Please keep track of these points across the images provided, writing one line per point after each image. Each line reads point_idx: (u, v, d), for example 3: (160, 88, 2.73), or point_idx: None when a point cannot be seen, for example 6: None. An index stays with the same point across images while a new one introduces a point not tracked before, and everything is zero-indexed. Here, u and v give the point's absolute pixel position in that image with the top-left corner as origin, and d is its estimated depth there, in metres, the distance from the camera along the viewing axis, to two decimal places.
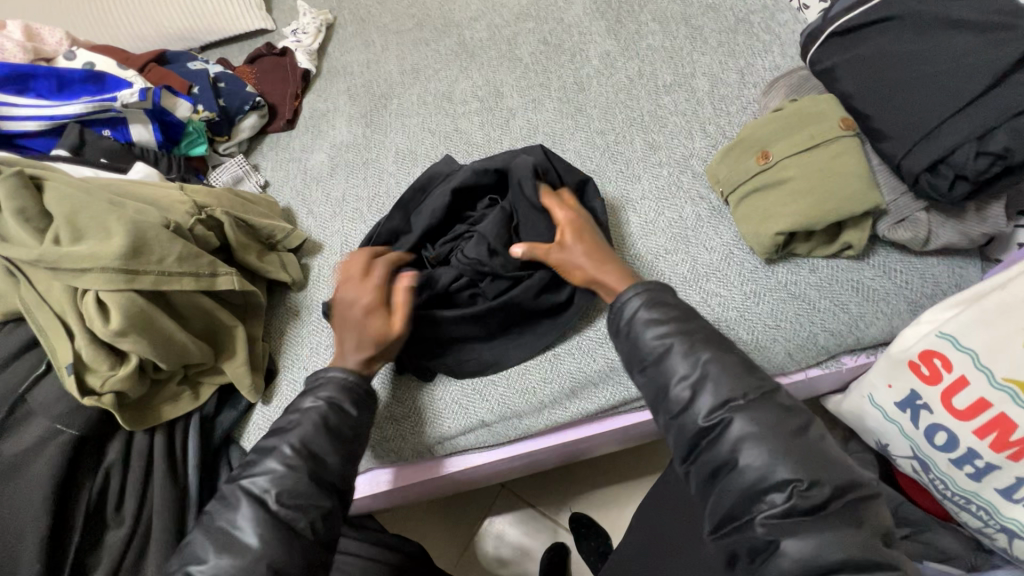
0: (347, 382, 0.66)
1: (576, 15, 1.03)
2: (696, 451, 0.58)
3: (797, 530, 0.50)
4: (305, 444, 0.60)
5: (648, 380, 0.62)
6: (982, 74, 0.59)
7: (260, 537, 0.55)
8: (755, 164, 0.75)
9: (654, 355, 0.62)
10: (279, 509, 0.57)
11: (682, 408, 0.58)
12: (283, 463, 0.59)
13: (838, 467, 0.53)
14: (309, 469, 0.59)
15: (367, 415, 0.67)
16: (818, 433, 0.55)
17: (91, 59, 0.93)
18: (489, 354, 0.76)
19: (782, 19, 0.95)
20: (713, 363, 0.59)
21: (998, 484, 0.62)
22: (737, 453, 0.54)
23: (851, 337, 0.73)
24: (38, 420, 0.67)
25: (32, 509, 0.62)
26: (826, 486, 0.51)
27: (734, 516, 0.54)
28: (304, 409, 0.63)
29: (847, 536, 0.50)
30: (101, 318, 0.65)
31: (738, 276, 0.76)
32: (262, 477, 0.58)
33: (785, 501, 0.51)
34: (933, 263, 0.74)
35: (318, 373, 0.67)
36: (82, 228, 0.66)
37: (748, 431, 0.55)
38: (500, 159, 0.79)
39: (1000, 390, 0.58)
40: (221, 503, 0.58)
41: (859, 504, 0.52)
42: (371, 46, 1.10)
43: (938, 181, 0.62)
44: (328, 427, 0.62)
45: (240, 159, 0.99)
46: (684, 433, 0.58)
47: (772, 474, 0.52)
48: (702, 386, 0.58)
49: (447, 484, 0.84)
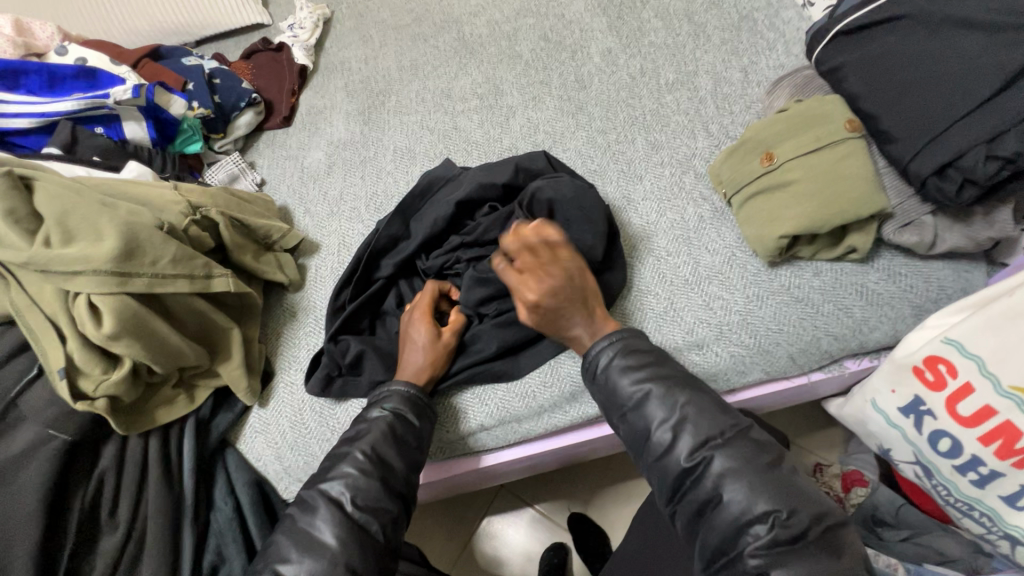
0: (409, 395, 0.67)
1: (577, 11, 1.01)
2: (679, 491, 0.59)
3: (784, 561, 0.52)
4: (374, 450, 0.63)
5: (630, 428, 0.63)
6: (993, 77, 0.57)
7: (338, 537, 0.58)
8: (759, 166, 0.74)
9: (633, 401, 0.62)
10: (355, 512, 0.60)
11: (663, 452, 0.59)
12: (356, 467, 0.62)
13: (814, 499, 0.55)
14: (380, 475, 0.62)
15: (429, 426, 0.68)
16: (791, 467, 0.57)
17: (83, 55, 0.91)
18: (498, 362, 0.75)
19: (786, 17, 0.93)
20: (690, 406, 0.60)
21: (1001, 492, 0.61)
22: (720, 489, 0.56)
23: (854, 341, 0.72)
24: (30, 425, 0.66)
25: (23, 517, 0.61)
26: (802, 516, 0.53)
27: (723, 551, 0.54)
28: (371, 419, 0.66)
29: (830, 566, 0.51)
30: (93, 322, 0.63)
31: (742, 280, 0.75)
32: (338, 482, 0.61)
33: (768, 532, 0.53)
34: (937, 267, 0.73)
35: (383, 386, 0.68)
36: (73, 230, 0.65)
37: (728, 467, 0.56)
38: (507, 172, 0.78)
39: (1006, 398, 0.57)
40: (301, 506, 0.61)
41: (837, 531, 0.54)
42: (369, 42, 1.09)
43: (945, 184, 0.61)
44: (396, 436, 0.64)
45: (236, 157, 0.98)
46: (667, 475, 0.59)
47: (755, 506, 0.54)
48: (681, 428, 0.59)
49: (451, 485, 0.84)
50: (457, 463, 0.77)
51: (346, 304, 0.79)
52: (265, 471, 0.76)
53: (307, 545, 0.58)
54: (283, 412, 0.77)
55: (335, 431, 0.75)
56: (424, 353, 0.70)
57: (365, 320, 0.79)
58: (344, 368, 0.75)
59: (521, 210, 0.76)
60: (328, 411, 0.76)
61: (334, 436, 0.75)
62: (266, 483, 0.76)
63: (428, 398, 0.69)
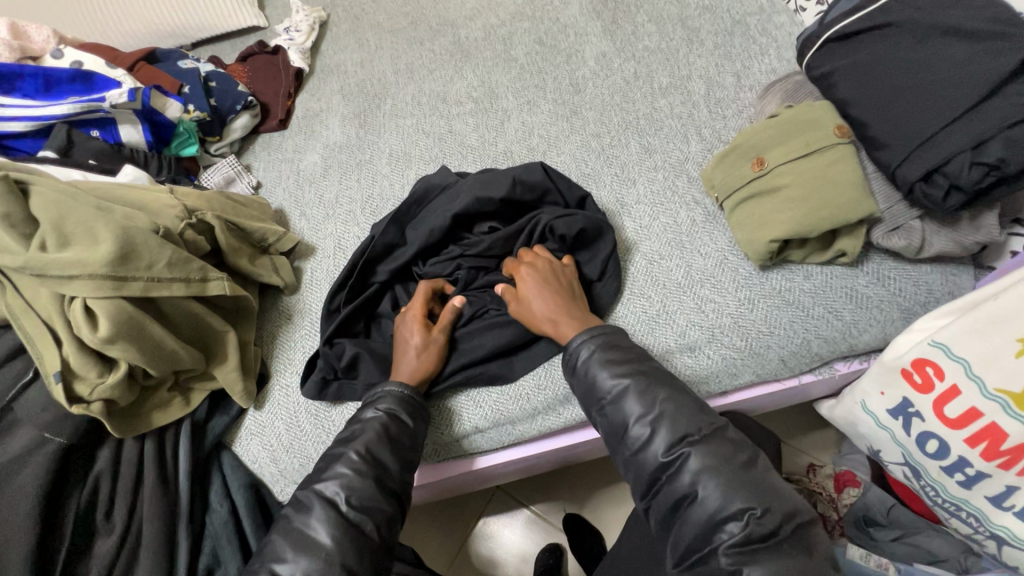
0: (404, 395, 0.68)
1: (572, 15, 1.02)
2: (654, 487, 0.59)
3: (755, 559, 0.52)
4: (368, 450, 0.63)
5: (607, 420, 0.63)
6: (979, 84, 0.58)
7: (333, 537, 0.59)
8: (750, 171, 0.74)
9: (612, 395, 0.62)
10: (349, 511, 0.60)
11: (639, 447, 0.59)
12: (351, 467, 0.62)
13: (787, 497, 0.55)
14: (374, 474, 0.63)
15: (423, 426, 0.69)
16: (765, 466, 0.57)
17: (79, 59, 0.92)
18: (492, 365, 0.76)
19: (778, 21, 0.94)
20: (669, 402, 0.60)
21: (988, 492, 0.62)
22: (696, 486, 0.56)
23: (844, 344, 0.73)
24: (25, 428, 0.66)
25: (18, 520, 0.61)
26: (775, 514, 0.53)
27: (695, 548, 0.55)
28: (366, 420, 0.66)
29: (802, 564, 0.52)
30: (89, 326, 0.64)
31: (733, 283, 0.76)
32: (332, 482, 0.62)
33: (742, 530, 0.53)
34: (926, 270, 0.74)
35: (376, 388, 0.69)
36: (69, 235, 0.65)
37: (704, 464, 0.56)
38: (503, 187, 0.78)
39: (991, 400, 0.58)
40: (296, 507, 0.62)
41: (806, 531, 0.54)
42: (365, 45, 1.09)
43: (933, 190, 0.62)
44: (390, 435, 0.65)
45: (232, 159, 0.98)
46: (643, 469, 0.59)
47: (730, 504, 0.54)
48: (658, 424, 0.59)
49: (447, 487, 0.85)
50: (452, 464, 0.78)
51: (340, 307, 0.79)
52: (261, 473, 0.77)
53: (301, 546, 0.58)
54: (279, 415, 0.78)
55: (330, 433, 0.76)
56: (416, 351, 0.71)
57: (359, 323, 0.80)
58: (340, 372, 0.75)
59: (521, 229, 0.78)
60: (324, 414, 0.77)
61: (330, 438, 0.75)
62: (261, 485, 0.77)
63: (424, 398, 0.70)
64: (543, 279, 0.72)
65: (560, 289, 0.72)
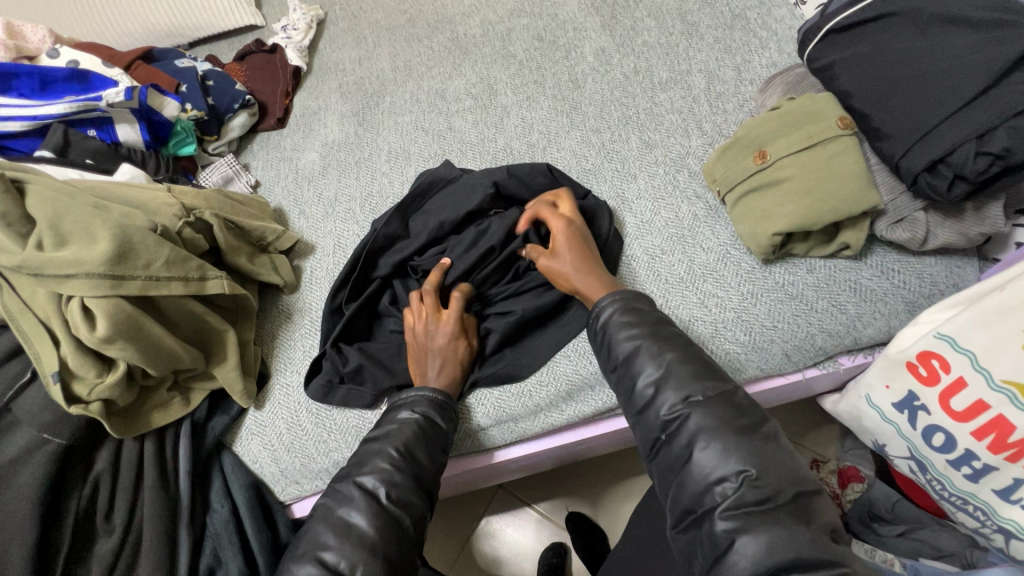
0: (437, 400, 0.67)
1: (571, 11, 1.01)
2: (655, 447, 0.59)
3: (749, 527, 0.51)
4: (408, 448, 0.63)
5: (619, 380, 0.64)
6: (983, 73, 0.58)
7: (349, 525, 0.58)
8: (752, 164, 0.74)
9: (623, 356, 0.63)
10: (389, 503, 0.60)
11: (645, 404, 0.60)
12: (389, 462, 0.62)
13: (783, 467, 0.53)
14: (411, 471, 0.62)
15: (454, 427, 0.69)
16: (768, 432, 0.56)
17: (75, 58, 0.91)
18: (502, 365, 0.75)
19: (778, 14, 0.93)
20: (677, 362, 0.60)
21: (995, 485, 0.61)
22: (692, 448, 0.55)
23: (848, 337, 0.72)
24: (24, 429, 0.66)
25: (17, 523, 0.61)
26: (772, 480, 0.52)
27: (691, 509, 0.54)
28: (402, 421, 0.65)
29: (796, 534, 0.50)
30: (87, 325, 0.63)
31: (735, 277, 0.76)
32: (371, 475, 0.61)
33: (734, 491, 0.52)
34: (930, 263, 0.74)
35: (406, 391, 0.68)
36: (67, 234, 0.65)
37: (704, 426, 0.56)
38: (501, 172, 0.80)
39: (998, 391, 0.57)
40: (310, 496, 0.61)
41: (807, 499, 0.53)
42: (362, 43, 1.08)
43: (937, 180, 0.61)
44: (426, 434, 0.65)
45: (230, 159, 0.98)
46: (647, 428, 0.60)
47: (725, 467, 0.53)
48: (664, 383, 0.59)
49: (466, 481, 0.84)
50: (463, 461, 0.77)
51: (343, 304, 0.79)
52: (262, 473, 0.76)
53: (320, 537, 0.58)
54: (280, 414, 0.77)
55: (332, 432, 0.75)
56: (455, 356, 0.71)
57: (362, 321, 0.79)
58: (346, 376, 0.75)
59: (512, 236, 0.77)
60: (325, 413, 0.76)
61: (331, 438, 0.75)
62: (262, 486, 0.76)
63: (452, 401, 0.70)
64: (574, 238, 0.72)
65: (588, 251, 0.72)
